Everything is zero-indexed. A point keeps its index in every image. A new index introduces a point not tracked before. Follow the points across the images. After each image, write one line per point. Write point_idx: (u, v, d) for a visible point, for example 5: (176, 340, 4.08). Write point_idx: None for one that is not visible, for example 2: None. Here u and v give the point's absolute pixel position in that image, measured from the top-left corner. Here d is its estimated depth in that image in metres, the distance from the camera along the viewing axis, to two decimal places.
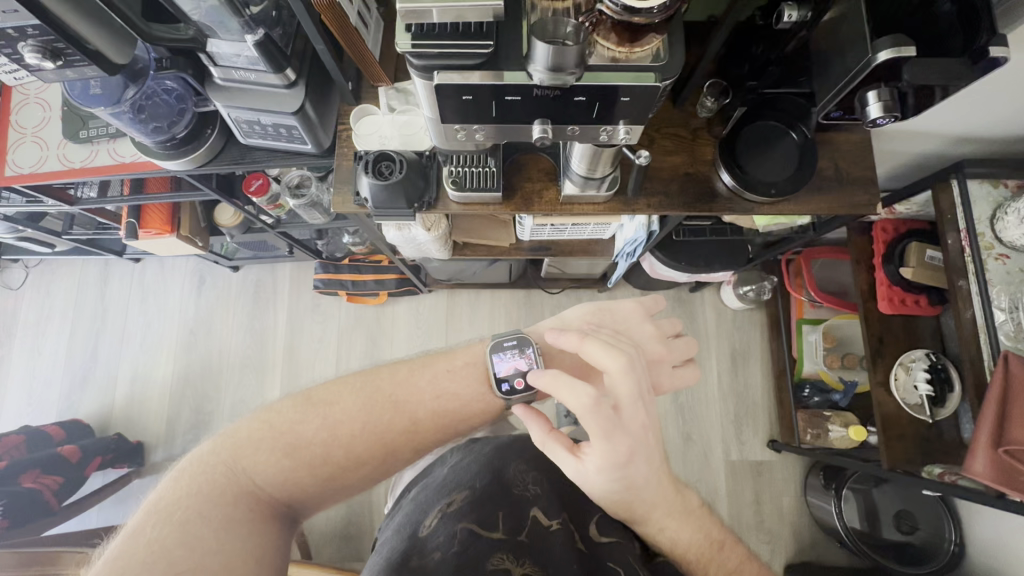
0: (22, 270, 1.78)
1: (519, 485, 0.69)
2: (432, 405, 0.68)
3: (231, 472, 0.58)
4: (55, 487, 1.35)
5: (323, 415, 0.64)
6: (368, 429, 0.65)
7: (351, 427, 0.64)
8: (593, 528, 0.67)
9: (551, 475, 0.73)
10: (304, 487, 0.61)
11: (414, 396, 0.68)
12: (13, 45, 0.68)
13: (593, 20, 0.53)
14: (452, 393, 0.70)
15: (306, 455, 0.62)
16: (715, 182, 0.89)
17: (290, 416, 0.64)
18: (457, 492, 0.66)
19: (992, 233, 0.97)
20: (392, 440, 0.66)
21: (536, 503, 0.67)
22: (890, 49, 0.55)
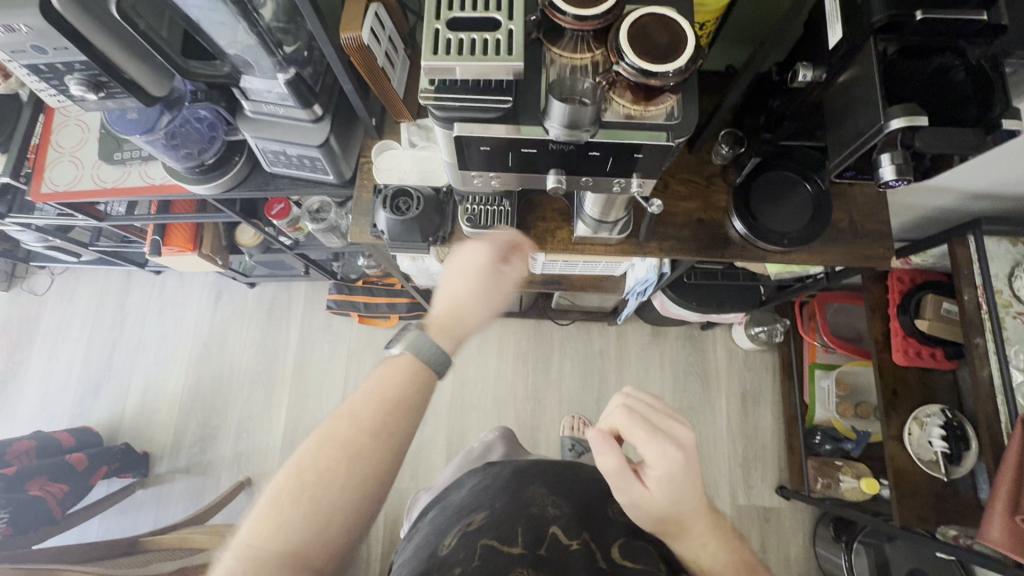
0: (47, 278, 1.84)
1: (537, 504, 0.67)
2: (396, 394, 0.56)
3: (243, 552, 0.47)
4: (59, 495, 1.34)
5: (320, 468, 0.50)
6: (374, 441, 0.53)
7: (358, 452, 0.52)
8: (615, 549, 0.63)
9: (573, 495, 0.70)
10: (334, 534, 0.50)
11: (382, 392, 0.55)
12: (60, 78, 0.72)
13: (609, 79, 0.55)
14: (394, 384, 0.56)
15: (313, 498, 0.49)
16: (727, 228, 0.90)
17: (290, 495, 0.49)
18: (476, 513, 0.66)
19: (1010, 290, 0.96)
20: (395, 439, 0.54)
21: (555, 521, 0.64)
22: (903, 118, 0.55)
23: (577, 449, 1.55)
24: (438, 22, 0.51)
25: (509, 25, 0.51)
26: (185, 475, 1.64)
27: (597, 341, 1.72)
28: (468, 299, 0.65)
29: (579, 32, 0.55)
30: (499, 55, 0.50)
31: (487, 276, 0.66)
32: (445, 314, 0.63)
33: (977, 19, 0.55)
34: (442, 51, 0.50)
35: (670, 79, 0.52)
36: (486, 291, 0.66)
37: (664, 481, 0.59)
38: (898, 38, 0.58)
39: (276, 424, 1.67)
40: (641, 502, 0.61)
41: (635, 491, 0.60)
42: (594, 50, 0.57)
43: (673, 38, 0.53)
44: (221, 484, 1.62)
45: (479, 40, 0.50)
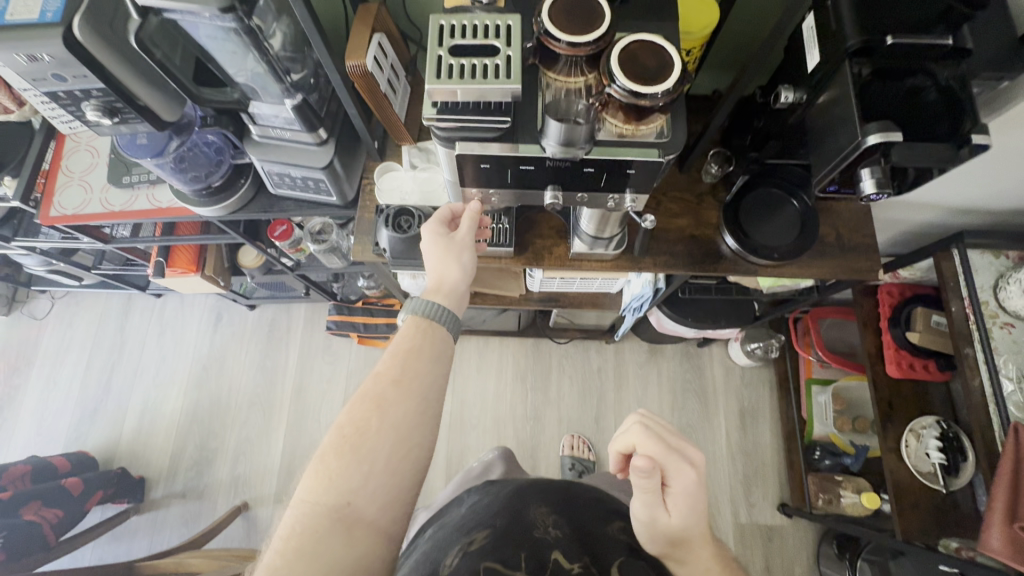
0: (48, 302, 1.85)
1: (540, 527, 0.67)
2: (413, 352, 0.59)
3: (300, 508, 0.50)
4: (54, 521, 1.32)
5: (362, 433, 0.53)
6: (404, 396, 0.55)
7: (393, 409, 0.55)
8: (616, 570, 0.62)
9: (572, 515, 0.72)
10: (383, 485, 0.52)
11: (400, 354, 0.59)
12: (77, 104, 0.75)
13: (602, 100, 0.58)
14: (410, 344, 0.60)
15: (357, 452, 0.52)
16: (719, 244, 0.93)
17: (336, 462, 0.52)
18: (478, 531, 0.67)
19: (995, 302, 0.99)
20: (423, 389, 0.57)
21: (556, 547, 0.64)
22: (878, 134, 0.58)
23: (577, 468, 1.55)
24: (440, 49, 0.54)
25: (507, 51, 0.54)
26: (181, 500, 1.62)
27: (594, 360, 1.73)
28: (439, 264, 0.68)
29: (573, 58, 0.59)
30: (498, 78, 0.53)
31: (439, 243, 0.69)
32: (429, 285, 0.65)
33: (942, 43, 0.59)
34: (444, 75, 0.53)
35: (657, 99, 0.55)
36: (440, 250, 0.68)
37: (682, 501, 0.61)
38: (871, 61, 0.62)
39: (275, 444, 1.66)
40: (659, 523, 0.63)
41: (657, 512, 0.62)
42: (587, 73, 0.61)
43: (661, 61, 0.57)
44: (217, 509, 1.60)
45: (479, 65, 0.54)
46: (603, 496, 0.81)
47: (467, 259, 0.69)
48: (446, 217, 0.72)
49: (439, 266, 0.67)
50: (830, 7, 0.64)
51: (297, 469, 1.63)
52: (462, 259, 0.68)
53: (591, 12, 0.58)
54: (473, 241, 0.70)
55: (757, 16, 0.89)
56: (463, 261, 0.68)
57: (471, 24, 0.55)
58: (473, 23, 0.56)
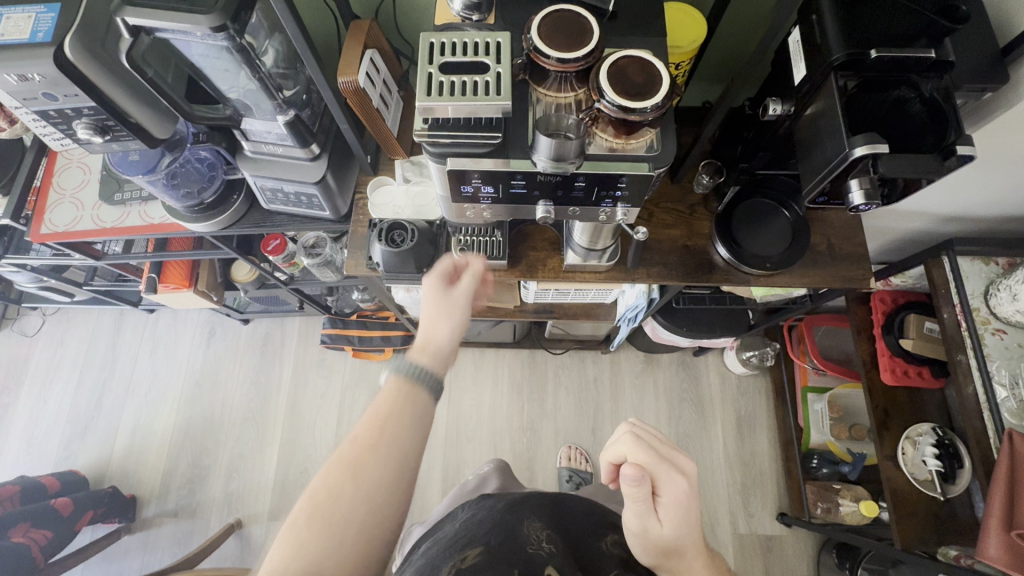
0: (39, 318, 1.83)
1: (533, 543, 0.68)
2: (394, 415, 0.56)
3: None
4: (42, 542, 1.29)
5: (334, 500, 0.51)
6: (381, 464, 0.53)
7: (369, 476, 0.52)
8: None
9: (567, 534, 0.73)
10: (351, 556, 0.50)
11: (379, 417, 0.56)
12: (69, 122, 0.75)
13: (592, 115, 0.59)
14: (391, 405, 0.57)
15: (326, 521, 0.50)
16: (712, 254, 0.93)
17: (304, 532, 0.49)
18: (470, 548, 0.66)
19: (987, 308, 0.99)
20: (400, 456, 0.54)
21: (550, 562, 0.65)
22: (865, 146, 0.59)
23: (574, 479, 1.53)
24: (431, 66, 0.55)
25: (497, 68, 0.55)
26: (174, 518, 1.60)
27: (591, 370, 1.72)
28: (431, 321, 0.66)
29: (563, 73, 0.59)
30: (489, 94, 0.53)
31: (431, 296, 0.68)
32: (417, 344, 0.64)
33: (924, 56, 0.59)
34: (435, 91, 0.53)
35: (647, 112, 0.56)
36: (435, 305, 0.68)
37: (674, 510, 0.60)
38: (857, 74, 0.63)
39: (270, 460, 1.65)
40: (651, 533, 0.62)
41: (648, 521, 0.62)
42: (577, 89, 0.61)
43: (649, 75, 0.58)
44: (210, 527, 1.58)
45: (469, 82, 0.54)
46: (596, 509, 0.81)
47: (458, 321, 0.68)
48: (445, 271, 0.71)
49: (431, 324, 0.66)
50: (814, 21, 0.65)
51: (292, 485, 1.61)
52: (452, 322, 0.67)
53: (579, 29, 0.59)
54: (468, 302, 0.70)
55: (744, 29, 0.91)
56: (454, 321, 0.67)
57: (461, 41, 0.56)
58: (463, 40, 0.56)
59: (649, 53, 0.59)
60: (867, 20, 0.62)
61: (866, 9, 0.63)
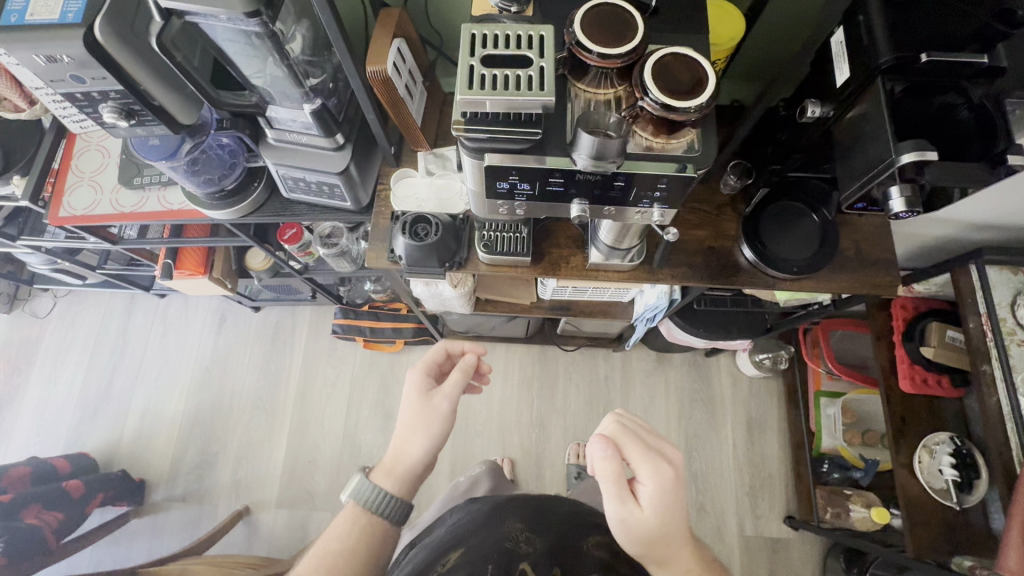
0: (50, 300, 1.83)
1: (512, 541, 0.61)
2: (342, 543, 0.65)
3: None
4: (54, 524, 1.30)
5: None
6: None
7: None
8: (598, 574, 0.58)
9: (549, 528, 0.63)
10: None
11: (331, 545, 0.65)
12: (94, 105, 0.73)
13: (633, 113, 0.57)
14: (342, 530, 0.66)
15: None
16: (737, 256, 0.92)
17: None
18: (450, 551, 0.62)
19: (1014, 318, 0.97)
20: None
21: (526, 558, 0.59)
22: (913, 152, 0.58)
23: (583, 476, 1.54)
24: (472, 58, 0.53)
25: (540, 63, 0.53)
26: (182, 503, 1.61)
27: (601, 367, 1.72)
28: (408, 430, 0.72)
29: (604, 69, 0.58)
30: (531, 90, 0.52)
31: (412, 402, 0.75)
32: (388, 460, 0.71)
33: (974, 62, 0.58)
34: (476, 85, 0.52)
35: (688, 113, 0.55)
36: (416, 408, 0.74)
37: (657, 497, 0.63)
38: (905, 77, 0.61)
39: (278, 448, 1.65)
40: (632, 520, 0.62)
41: (627, 507, 0.62)
42: (618, 85, 0.60)
43: (692, 75, 0.56)
44: (218, 513, 1.59)
45: (512, 75, 0.53)
46: None
47: (436, 430, 0.72)
48: (430, 369, 0.78)
49: (405, 436, 0.72)
50: (862, 21, 0.63)
51: (300, 474, 1.62)
52: (427, 435, 0.71)
53: (623, 23, 0.58)
54: (449, 407, 0.74)
55: (780, 26, 0.88)
56: (429, 431, 0.72)
57: (503, 34, 0.54)
58: (505, 33, 0.55)
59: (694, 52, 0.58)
60: (918, 23, 0.60)
61: (917, 11, 0.61)
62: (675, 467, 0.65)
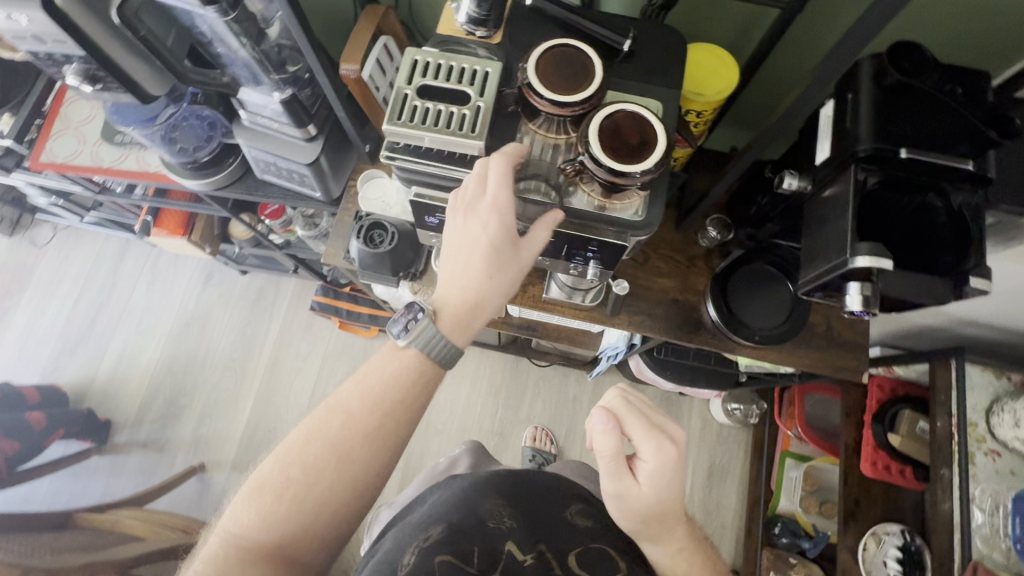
0: (49, 231, 1.86)
1: (493, 518, 0.66)
2: (392, 390, 0.55)
3: (226, 539, 0.50)
4: (9, 453, 1.36)
5: (311, 472, 0.51)
6: (365, 436, 0.53)
7: (353, 445, 0.53)
8: (572, 557, 0.62)
9: (524, 509, 0.69)
10: (329, 523, 0.52)
11: (372, 386, 0.55)
12: (60, 66, 0.74)
13: (575, 168, 0.53)
14: (384, 378, 0.56)
15: (305, 497, 0.51)
16: (701, 313, 0.88)
17: (278, 488, 0.51)
18: (434, 526, 0.63)
19: (986, 425, 0.92)
20: (393, 440, 0.55)
21: (510, 536, 0.63)
22: (870, 257, 0.53)
23: (537, 460, 1.56)
24: (409, 87, 0.51)
25: (478, 101, 0.51)
26: (143, 448, 1.65)
27: (572, 388, 1.69)
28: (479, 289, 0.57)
29: (557, 116, 0.54)
30: (462, 130, 0.50)
31: (497, 246, 0.55)
32: (461, 315, 0.58)
33: (959, 166, 0.53)
34: (405, 117, 0.50)
35: (638, 177, 0.51)
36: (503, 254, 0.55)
37: (657, 476, 0.58)
38: (882, 170, 0.56)
39: (242, 411, 1.67)
40: (630, 496, 0.59)
41: (624, 484, 0.59)
42: (570, 132, 0.56)
43: (643, 137, 0.52)
44: (175, 464, 1.62)
45: (445, 112, 0.50)
46: None
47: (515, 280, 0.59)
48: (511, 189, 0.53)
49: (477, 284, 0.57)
50: (849, 100, 0.58)
51: (258, 440, 1.64)
52: (513, 284, 0.58)
53: (582, 68, 0.54)
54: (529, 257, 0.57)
55: (786, 80, 0.83)
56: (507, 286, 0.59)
57: (446, 64, 0.52)
58: (449, 63, 0.52)
59: (651, 111, 0.53)
60: (902, 113, 0.55)
61: (907, 99, 0.56)
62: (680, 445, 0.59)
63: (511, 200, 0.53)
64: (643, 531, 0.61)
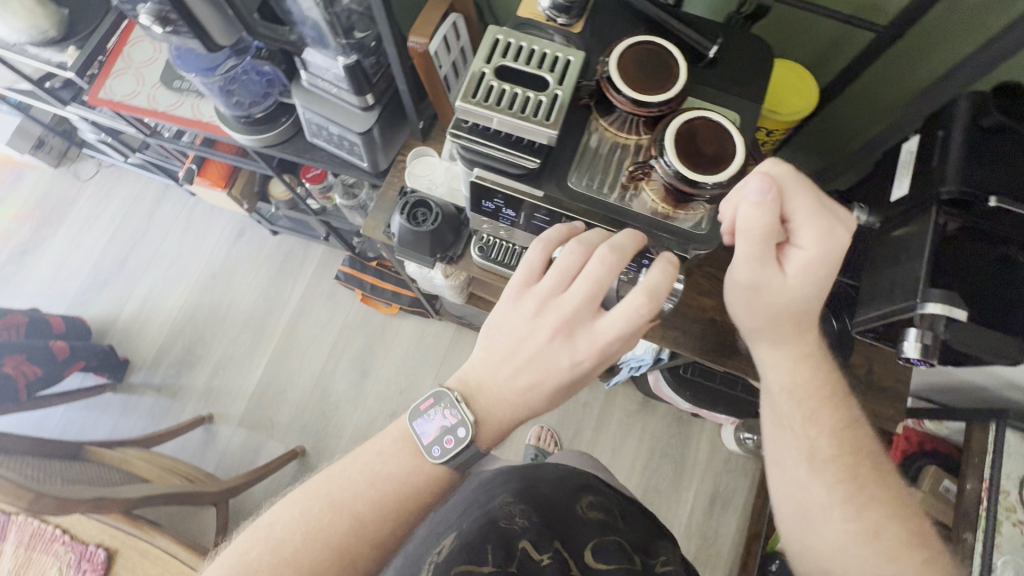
0: (94, 167, 1.90)
1: (505, 518, 0.63)
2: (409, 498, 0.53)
3: None
4: (30, 378, 1.39)
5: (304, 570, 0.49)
6: (368, 542, 0.51)
7: (355, 551, 0.51)
8: (588, 553, 0.62)
9: (535, 502, 0.68)
10: None
11: (389, 491, 0.53)
12: (135, 4, 0.73)
13: (643, 170, 0.52)
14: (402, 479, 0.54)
15: None
16: (738, 336, 0.85)
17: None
18: (446, 536, 0.62)
19: (1018, 495, 0.87)
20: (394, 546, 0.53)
21: (523, 536, 0.60)
22: (942, 305, 0.51)
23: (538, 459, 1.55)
24: (486, 66, 0.49)
25: (556, 90, 0.49)
26: (156, 392, 1.68)
27: (583, 394, 1.67)
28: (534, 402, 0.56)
29: (631, 115, 0.52)
30: (536, 117, 0.48)
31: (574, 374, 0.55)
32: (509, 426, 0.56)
33: None
34: (480, 96, 0.48)
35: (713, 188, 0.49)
36: (573, 378, 0.55)
37: (811, 264, 0.52)
38: (964, 216, 0.53)
39: (256, 370, 1.68)
40: (770, 288, 0.53)
41: (766, 274, 0.52)
42: (643, 133, 0.54)
43: (720, 146, 0.50)
44: (184, 412, 1.65)
45: (521, 96, 0.49)
46: None
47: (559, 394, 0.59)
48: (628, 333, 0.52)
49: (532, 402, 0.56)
50: (939, 138, 0.55)
51: (267, 400, 1.65)
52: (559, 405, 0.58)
53: (664, 69, 0.52)
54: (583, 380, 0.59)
55: (865, 109, 0.80)
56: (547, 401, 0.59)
57: (527, 48, 0.50)
58: (530, 47, 0.51)
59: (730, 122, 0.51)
60: (998, 158, 0.52)
61: (1005, 144, 0.52)
62: (848, 236, 0.51)
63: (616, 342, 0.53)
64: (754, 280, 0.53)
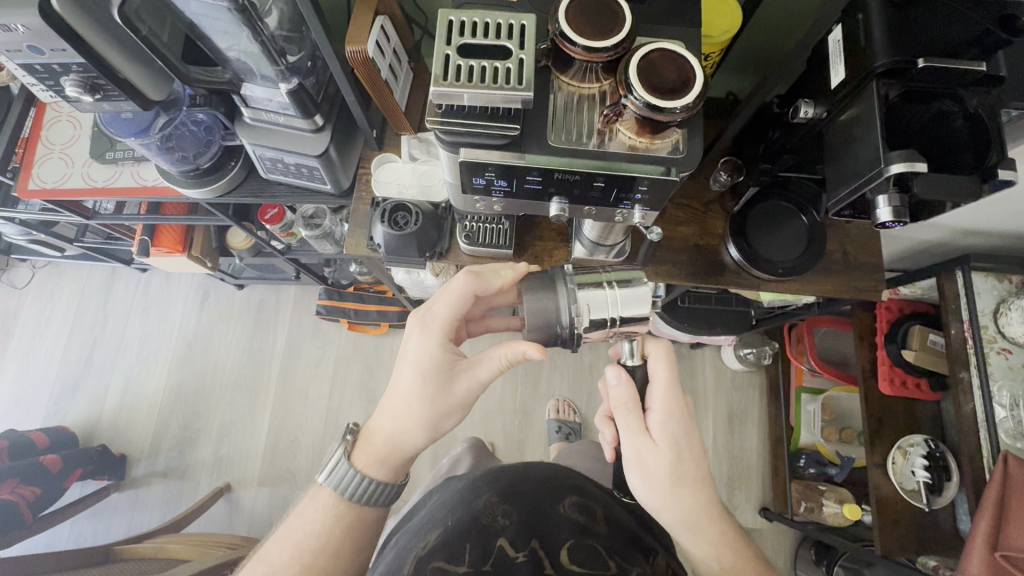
0: (28, 271, 1.79)
1: (488, 515, 0.69)
2: (331, 496, 0.71)
3: None
4: (31, 499, 1.32)
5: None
6: (301, 543, 0.69)
7: (291, 542, 0.69)
8: (563, 554, 0.66)
9: (523, 501, 0.72)
10: None
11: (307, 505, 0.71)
12: (56, 78, 0.71)
13: (616, 111, 0.54)
14: (320, 493, 0.72)
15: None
16: (722, 254, 0.90)
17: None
18: (430, 533, 0.68)
19: (995, 326, 0.97)
20: (316, 541, 0.69)
21: (503, 534, 0.67)
22: (902, 164, 0.56)
23: (564, 430, 1.58)
24: (448, 48, 0.51)
25: (519, 55, 0.51)
26: (163, 479, 1.61)
27: (587, 357, 1.71)
28: (407, 412, 0.69)
29: (588, 64, 0.55)
30: (508, 84, 0.50)
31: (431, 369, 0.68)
32: (390, 432, 0.71)
33: (973, 70, 0.55)
34: (450, 77, 0.50)
35: (587, 336, 0.65)
36: (428, 378, 0.68)
37: (665, 425, 0.67)
38: (900, 83, 0.59)
39: (260, 427, 1.64)
40: (644, 452, 0.68)
41: (641, 442, 0.68)
42: (603, 80, 0.57)
43: (628, 316, 0.64)
44: (199, 489, 1.59)
45: (487, 67, 0.50)
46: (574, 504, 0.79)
47: (440, 415, 0.69)
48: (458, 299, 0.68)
49: (407, 406, 0.69)
50: (859, 21, 0.60)
51: (281, 454, 1.62)
52: (430, 418, 0.69)
53: (610, 15, 0.54)
54: (458, 394, 0.68)
55: (784, 14, 0.85)
56: (423, 427, 0.69)
57: (482, 22, 0.52)
58: (483, 21, 0.52)
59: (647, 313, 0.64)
60: (915, 25, 0.58)
61: (916, 12, 0.58)
62: (663, 446, 0.67)
63: (442, 314, 0.68)
64: (662, 497, 0.68)
